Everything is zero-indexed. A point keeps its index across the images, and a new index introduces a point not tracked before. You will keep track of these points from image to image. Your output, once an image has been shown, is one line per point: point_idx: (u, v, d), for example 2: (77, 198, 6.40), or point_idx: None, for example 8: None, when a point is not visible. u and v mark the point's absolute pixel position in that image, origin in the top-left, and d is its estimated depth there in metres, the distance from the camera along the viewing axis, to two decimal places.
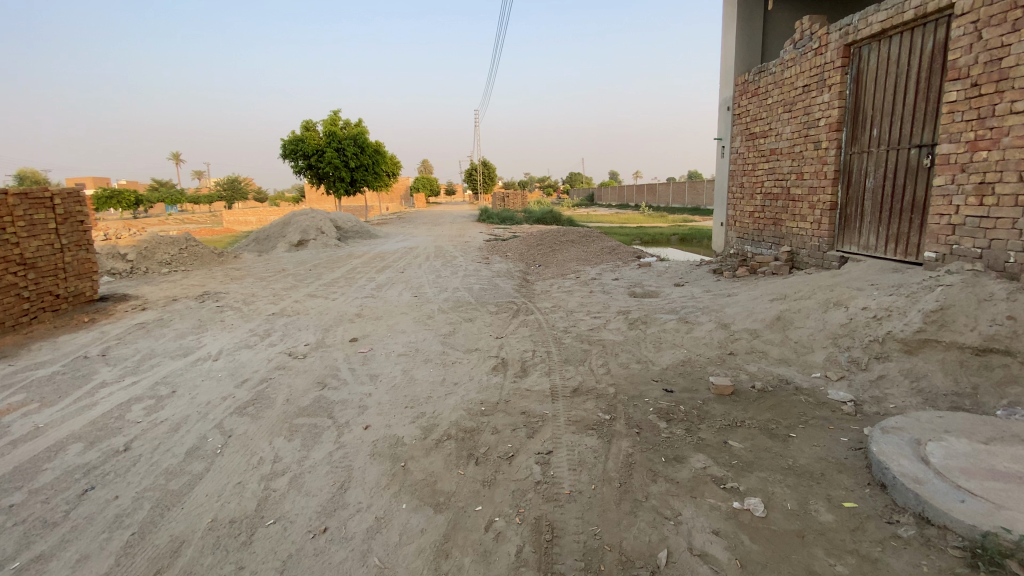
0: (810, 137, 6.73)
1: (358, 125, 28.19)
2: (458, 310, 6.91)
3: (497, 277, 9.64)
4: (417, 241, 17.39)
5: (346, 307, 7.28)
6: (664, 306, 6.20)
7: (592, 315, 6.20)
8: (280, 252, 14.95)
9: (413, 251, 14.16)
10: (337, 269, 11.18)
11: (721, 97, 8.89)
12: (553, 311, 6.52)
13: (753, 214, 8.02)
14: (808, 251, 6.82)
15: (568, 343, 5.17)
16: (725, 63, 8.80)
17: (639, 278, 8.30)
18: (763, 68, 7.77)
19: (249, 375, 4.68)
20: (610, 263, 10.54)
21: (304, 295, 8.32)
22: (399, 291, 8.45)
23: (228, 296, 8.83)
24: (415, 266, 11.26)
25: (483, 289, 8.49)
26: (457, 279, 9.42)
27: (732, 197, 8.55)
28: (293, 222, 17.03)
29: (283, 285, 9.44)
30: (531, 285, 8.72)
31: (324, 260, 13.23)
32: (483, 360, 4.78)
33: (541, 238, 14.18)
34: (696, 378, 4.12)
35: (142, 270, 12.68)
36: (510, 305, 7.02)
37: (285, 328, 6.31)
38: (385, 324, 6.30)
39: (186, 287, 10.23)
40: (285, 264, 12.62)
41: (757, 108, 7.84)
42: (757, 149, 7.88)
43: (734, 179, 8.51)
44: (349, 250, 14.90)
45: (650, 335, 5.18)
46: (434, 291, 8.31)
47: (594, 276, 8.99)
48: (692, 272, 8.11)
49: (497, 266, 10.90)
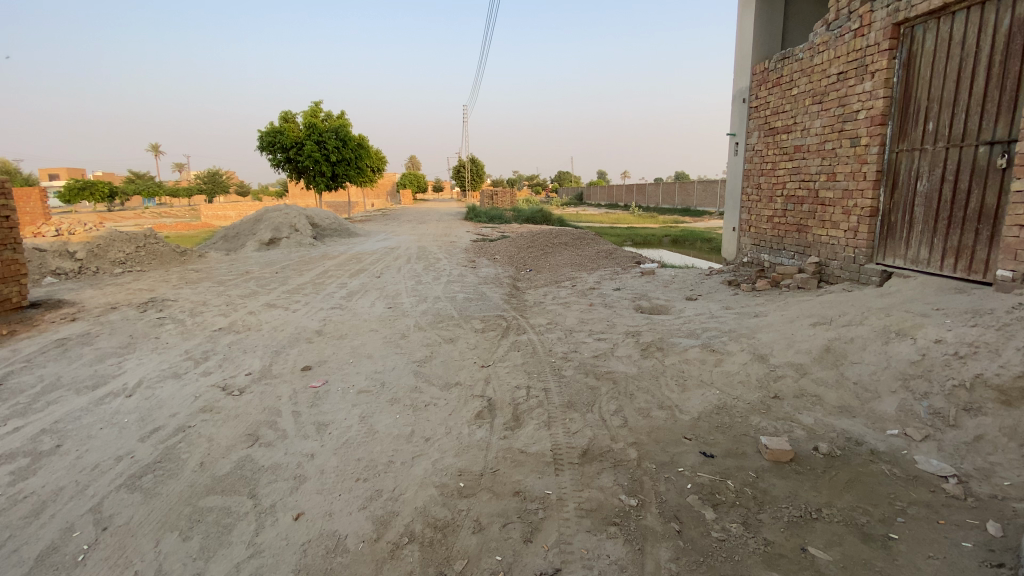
0: (846, 132, 5.84)
1: (341, 118, 26.94)
2: (437, 326, 5.89)
3: (483, 284, 8.65)
4: (398, 240, 16.32)
5: (306, 323, 6.21)
6: (679, 326, 5.26)
7: (595, 336, 5.24)
8: (249, 251, 13.79)
9: (394, 252, 13.07)
10: (307, 273, 10.07)
11: (736, 88, 7.99)
12: (550, 330, 5.54)
13: (772, 218, 7.15)
14: (841, 263, 5.95)
15: (569, 377, 4.20)
16: (740, 49, 7.89)
17: (643, 289, 7.36)
18: (786, 55, 6.88)
19: (164, 421, 3.64)
20: (609, 269, 9.63)
21: (262, 306, 7.23)
22: (372, 301, 7.40)
23: (177, 304, 7.70)
24: (394, 270, 10.19)
25: (468, 299, 7.48)
26: (440, 287, 8.40)
27: (748, 199, 7.68)
28: (265, 219, 15.79)
29: (241, 291, 8.35)
30: (522, 295, 7.74)
31: (295, 261, 12.09)
32: (463, 401, 3.79)
33: (531, 240, 13.20)
34: (740, 437, 3.20)
35: (92, 270, 11.45)
36: (498, 321, 6.03)
37: (230, 350, 5.25)
38: (348, 346, 5.26)
39: (134, 292, 9.04)
40: (251, 265, 11.49)
41: (779, 100, 6.96)
42: (779, 146, 6.99)
43: (750, 179, 7.63)
44: (324, 251, 13.76)
45: (669, 368, 4.23)
46: (411, 302, 7.27)
47: (593, 285, 8.05)
48: (704, 283, 7.22)
49: (484, 272, 9.89)
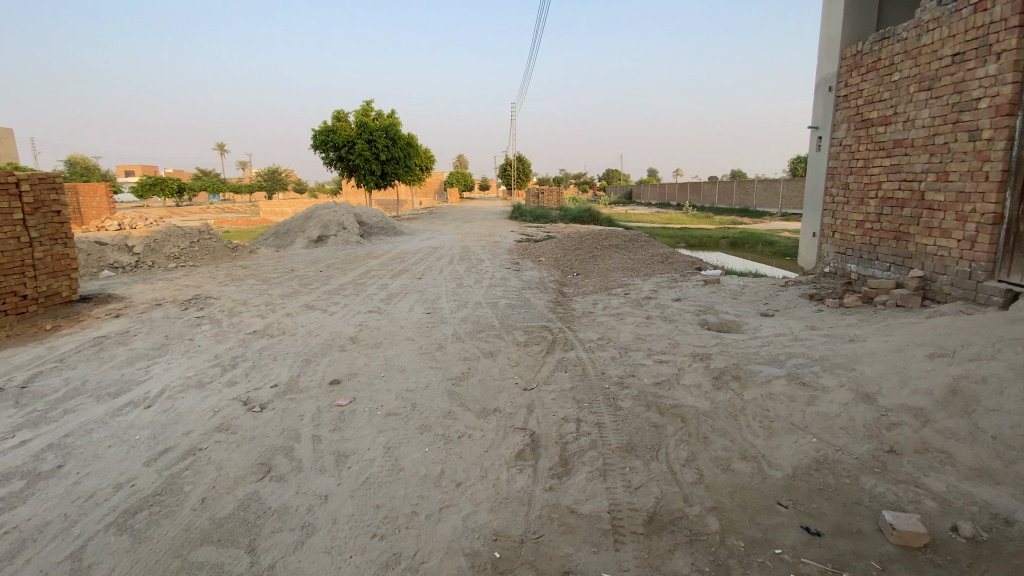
0: (962, 124, 4.89)
1: (391, 116, 27.11)
2: (477, 337, 5.40)
3: (529, 289, 8.12)
4: (443, 239, 16.04)
5: (341, 328, 5.87)
6: (755, 350, 4.53)
7: (655, 358, 4.60)
8: (297, 249, 13.87)
9: (437, 252, 12.74)
10: (349, 272, 9.85)
11: (820, 75, 7.07)
12: (602, 348, 4.93)
13: (864, 223, 6.24)
14: (952, 279, 5.00)
15: (627, 409, 3.60)
16: (826, 32, 6.96)
17: (706, 301, 6.61)
18: (885, 35, 5.95)
19: (176, 441, 3.32)
20: (666, 276, 8.87)
21: (300, 307, 6.98)
22: (410, 305, 7.01)
23: (218, 302, 7.60)
24: (437, 271, 9.83)
25: (512, 306, 6.96)
26: (482, 291, 7.92)
27: (833, 201, 6.79)
28: (314, 216, 15.90)
29: (282, 290, 8.19)
30: (570, 303, 7.15)
31: (339, 259, 11.97)
32: (503, 434, 3.27)
33: (580, 241, 12.54)
34: (852, 507, 2.50)
35: (148, 264, 11.76)
36: (544, 333, 5.48)
37: (259, 357, 4.97)
38: (380, 356, 4.84)
39: (182, 288, 9.09)
40: (297, 263, 11.46)
41: (874, 88, 6.05)
42: (875, 140, 6.07)
43: (836, 178, 6.73)
44: (368, 249, 13.63)
45: (749, 407, 3.56)
46: (451, 308, 6.83)
47: (648, 294, 7.36)
48: (779, 297, 6.41)
49: (530, 276, 9.34)
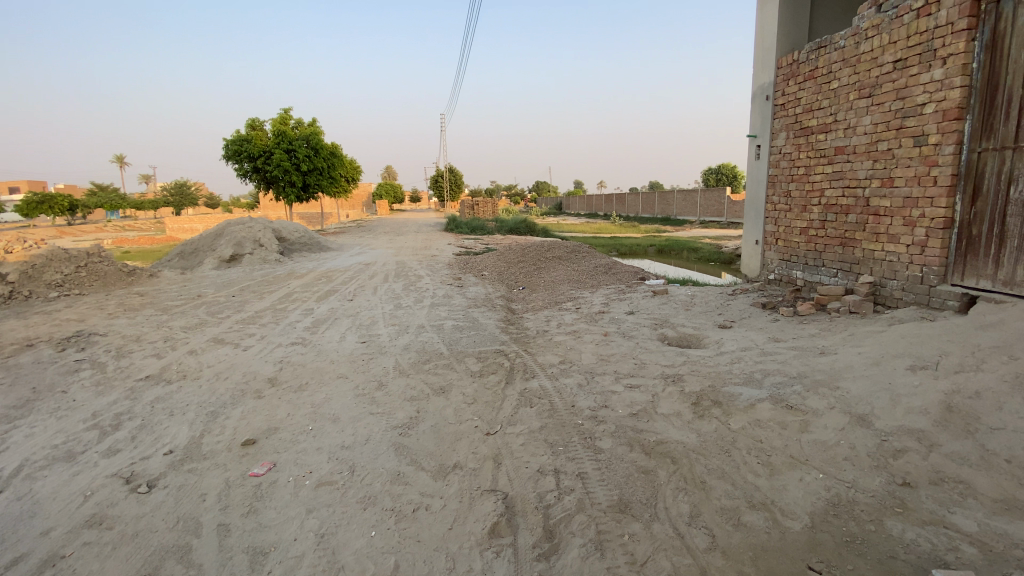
0: (906, 130, 4.95)
1: (312, 125, 25.57)
2: (423, 369, 4.72)
3: (474, 308, 7.52)
4: (374, 255, 15.05)
5: (258, 367, 4.96)
6: (727, 367, 4.23)
7: (625, 382, 4.17)
8: (206, 270, 12.33)
9: (368, 269, 11.78)
10: (269, 296, 8.73)
11: (757, 84, 7.13)
12: (566, 373, 4.43)
13: (807, 230, 6.26)
14: (902, 284, 5.03)
15: (608, 451, 3.11)
16: (762, 41, 7.04)
17: (662, 313, 6.33)
18: (821, 44, 6.04)
19: (19, 547, 2.40)
20: (613, 287, 8.61)
21: (208, 341, 5.92)
22: (342, 333, 6.16)
23: (103, 339, 6.31)
24: (370, 291, 8.96)
25: (458, 328, 6.31)
26: (423, 312, 7.21)
27: (774, 208, 6.81)
28: (227, 233, 14.32)
29: (186, 322, 7.00)
30: (520, 322, 6.62)
31: (256, 281, 10.69)
32: (469, 501, 2.65)
33: (520, 254, 12.10)
34: (891, 565, 2.14)
35: (25, 295, 9.78)
36: (499, 360, 4.89)
37: (151, 411, 3.98)
38: (307, 402, 4.04)
39: (58, 321, 7.56)
40: (206, 287, 10.08)
41: (813, 95, 6.12)
42: (815, 147, 6.10)
43: (776, 186, 6.76)
44: (291, 268, 12.40)
45: (740, 439, 3.20)
46: (390, 334, 6.07)
47: (601, 307, 7.00)
48: (733, 306, 6.26)
49: (473, 292, 8.72)
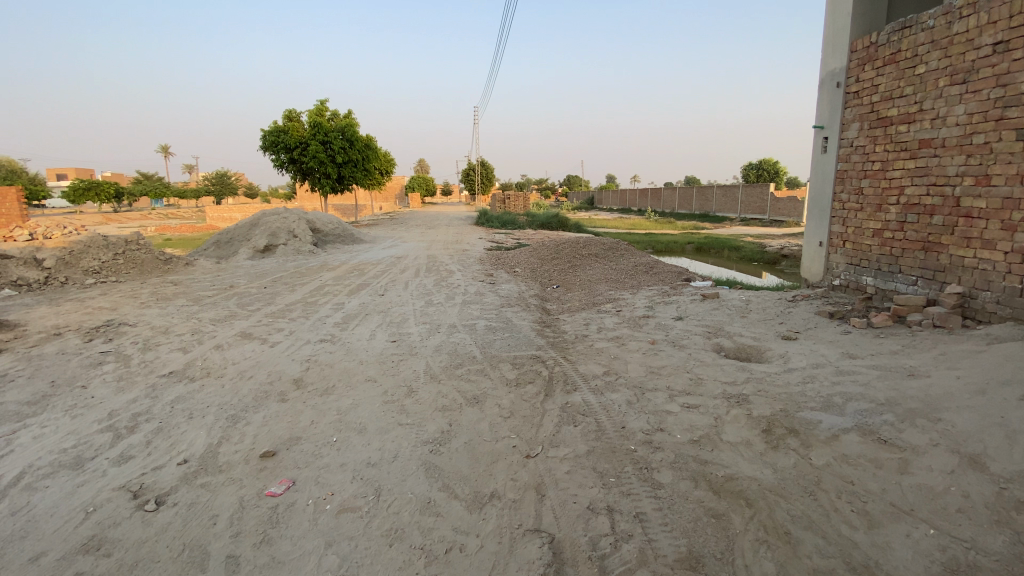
0: (1009, 121, 4.30)
1: (347, 117, 25.61)
2: (456, 374, 4.38)
3: (508, 306, 7.15)
4: (406, 247, 14.86)
5: (283, 366, 4.71)
6: (798, 389, 3.73)
7: (680, 401, 3.72)
8: (240, 260, 12.38)
9: (400, 262, 11.56)
10: (299, 288, 8.59)
11: (825, 69, 6.47)
12: (612, 387, 4.01)
13: (882, 232, 5.63)
14: (999, 296, 4.40)
15: (669, 487, 2.69)
16: (832, 22, 6.37)
17: (713, 320, 5.81)
18: (904, 24, 5.36)
19: None
20: (656, 288, 8.10)
21: (235, 336, 5.74)
22: (371, 331, 5.89)
23: (134, 330, 6.23)
24: (401, 285, 8.69)
25: (492, 329, 5.95)
26: (456, 310, 6.87)
27: (843, 207, 6.18)
28: (261, 223, 14.36)
29: (215, 314, 6.88)
30: (558, 325, 6.21)
31: (288, 273, 10.60)
32: (509, 543, 2.29)
33: (555, 250, 11.65)
34: None
35: (61, 280, 10.00)
36: (537, 368, 4.50)
37: (170, 413, 3.77)
38: (332, 409, 3.75)
39: (94, 310, 7.57)
40: (238, 278, 10.06)
41: (893, 82, 5.46)
42: (894, 140, 5.45)
43: (846, 182, 6.13)
44: (322, 260, 12.31)
45: (825, 478, 2.73)
46: (421, 333, 5.76)
47: (645, 311, 6.53)
48: (794, 314, 5.70)
49: (507, 290, 8.34)
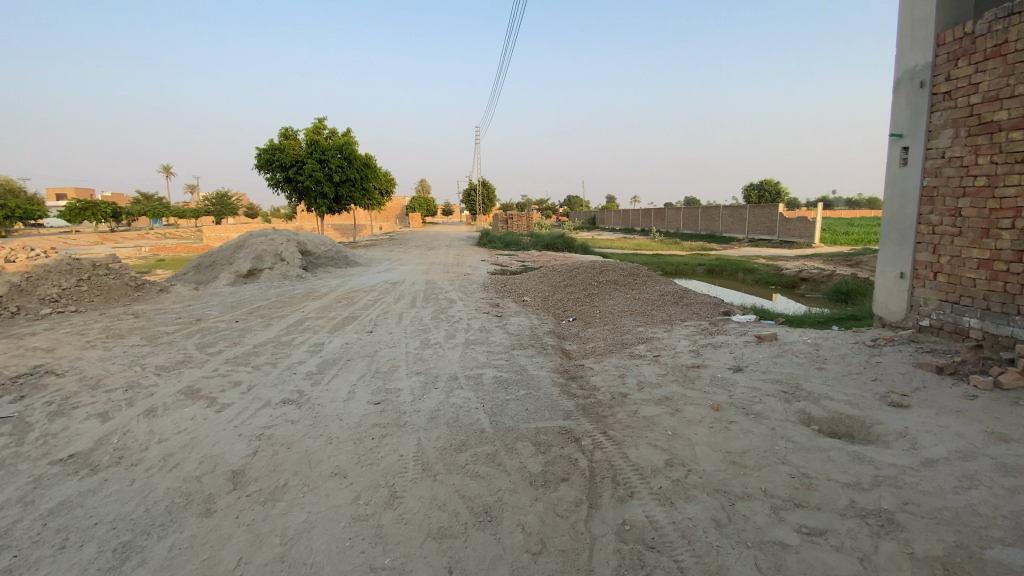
0: None
1: (345, 134, 24.74)
2: (458, 464, 3.15)
3: (519, 348, 5.92)
4: (403, 272, 13.68)
5: (225, 446, 3.49)
6: (964, 506, 2.46)
7: (793, 524, 2.49)
8: (219, 287, 11.18)
9: (395, 290, 10.38)
10: (275, 323, 7.38)
11: (901, 67, 5.39)
12: (685, 492, 2.81)
13: (993, 263, 4.45)
14: None
15: None
16: (909, 10, 5.32)
17: (783, 375, 4.59)
18: (1012, 8, 4.28)
19: None
20: (693, 325, 6.89)
21: (177, 395, 4.51)
22: (350, 386, 4.66)
23: (58, 382, 4.99)
24: (393, 320, 7.47)
25: (503, 383, 4.72)
26: (457, 354, 5.65)
27: (935, 231, 5.02)
28: (247, 246, 13.22)
29: (165, 359, 5.64)
30: (585, 376, 4.99)
31: (268, 302, 9.40)
32: None
33: (568, 276, 10.49)
34: None
35: (13, 309, 8.75)
36: (570, 453, 3.27)
37: (35, 537, 2.54)
38: (274, 534, 2.51)
39: (28, 350, 6.34)
40: (210, 309, 8.84)
41: (1000, 79, 4.36)
42: (1005, 149, 4.33)
43: (937, 201, 4.99)
44: (309, 286, 11.12)
45: None
46: (413, 389, 4.53)
47: (690, 358, 5.31)
48: (887, 369, 4.51)
49: (517, 325, 7.13)
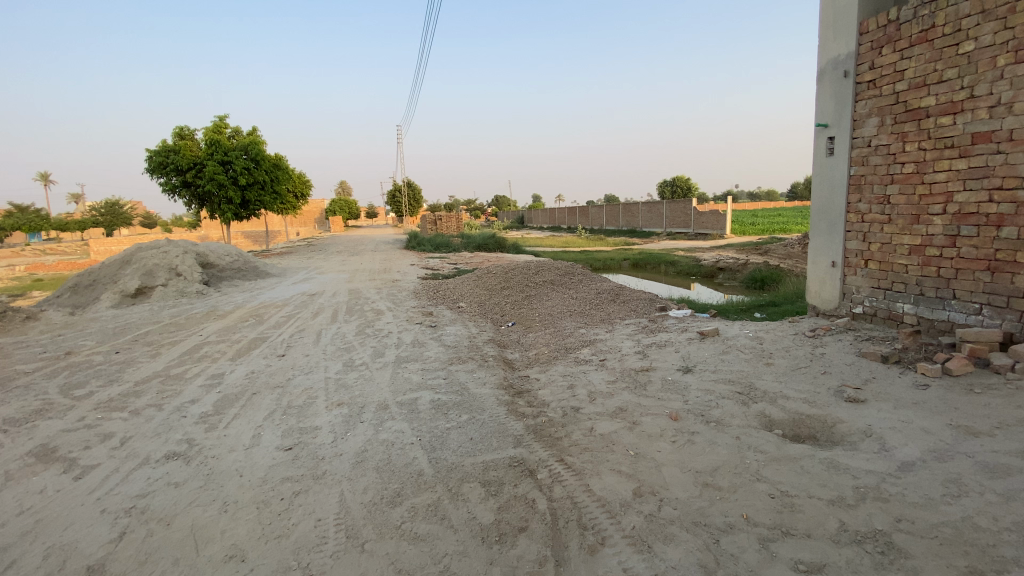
0: None
1: (251, 134, 22.77)
2: (392, 523, 2.58)
3: (456, 363, 5.38)
4: (322, 281, 12.61)
5: (79, 532, 2.67)
6: (962, 520, 2.27)
7: (787, 560, 2.18)
8: (99, 311, 9.60)
9: (313, 303, 9.42)
10: (166, 352, 6.30)
11: (826, 56, 5.44)
12: (662, 530, 2.43)
13: (924, 248, 4.53)
14: None
15: None
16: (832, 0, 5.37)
17: (735, 374, 4.41)
18: None
19: None
20: (634, 324, 6.68)
21: (20, 460, 3.52)
22: (255, 428, 3.90)
23: None
24: (311, 338, 6.64)
25: (440, 408, 4.15)
26: (386, 376, 5.00)
27: (865, 219, 5.09)
28: (135, 261, 11.57)
29: (12, 410, 4.51)
30: (530, 390, 4.53)
31: (160, 326, 8.13)
32: None
33: (502, 278, 10.05)
34: None
35: None
36: (526, 492, 2.80)
37: None
38: None
39: None
40: (83, 338, 7.46)
41: (925, 66, 4.43)
42: (933, 135, 4.40)
43: (866, 189, 5.05)
44: (212, 304, 9.85)
45: None
46: (335, 426, 3.85)
47: (639, 361, 5.03)
48: (832, 360, 4.46)
49: (451, 336, 6.55)
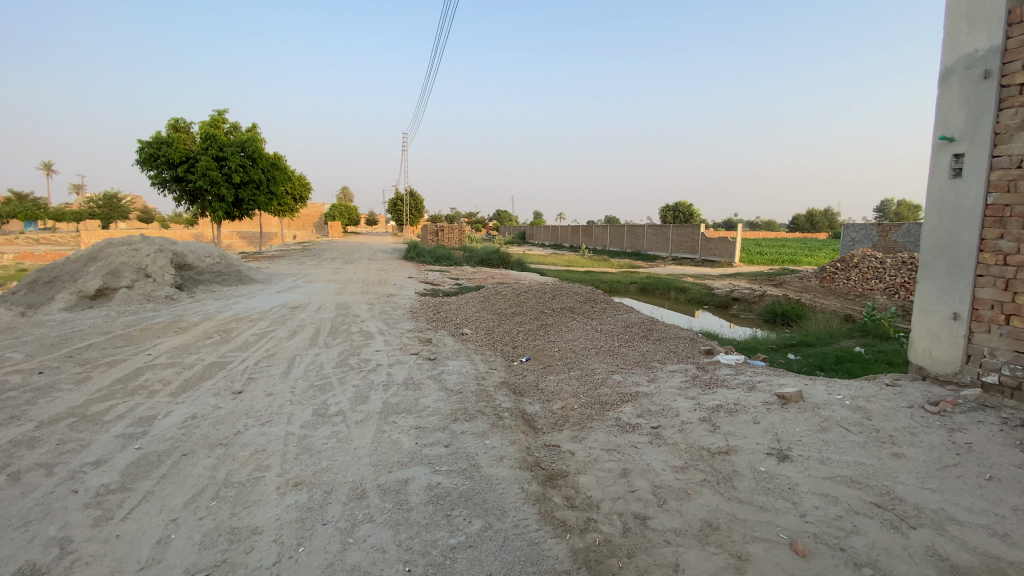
0: None
1: (250, 130, 21.67)
2: None
3: (462, 419, 4.08)
4: (308, 292, 11.31)
5: None
6: None
7: None
8: (44, 315, 8.25)
9: (293, 318, 8.12)
10: (96, 377, 5.00)
11: (952, 54, 4.30)
12: None
13: None
14: None
15: None
16: None
17: (856, 470, 3.14)
18: None
19: None
20: (681, 372, 5.41)
21: None
22: (163, 526, 2.61)
23: None
24: (281, 368, 5.35)
25: (442, 502, 2.86)
26: (367, 436, 3.71)
27: (1008, 261, 3.87)
28: (100, 257, 10.29)
29: None
30: (567, 475, 3.25)
31: (106, 337, 6.82)
32: None
33: (511, 301, 8.79)
34: None
35: None
36: None
37: None
38: None
39: None
40: (5, 349, 6.13)
41: None
42: None
43: (1011, 221, 3.86)
44: (178, 312, 8.55)
45: None
46: (284, 530, 2.57)
47: (709, 434, 3.75)
48: (989, 456, 3.20)
49: (453, 376, 5.27)
